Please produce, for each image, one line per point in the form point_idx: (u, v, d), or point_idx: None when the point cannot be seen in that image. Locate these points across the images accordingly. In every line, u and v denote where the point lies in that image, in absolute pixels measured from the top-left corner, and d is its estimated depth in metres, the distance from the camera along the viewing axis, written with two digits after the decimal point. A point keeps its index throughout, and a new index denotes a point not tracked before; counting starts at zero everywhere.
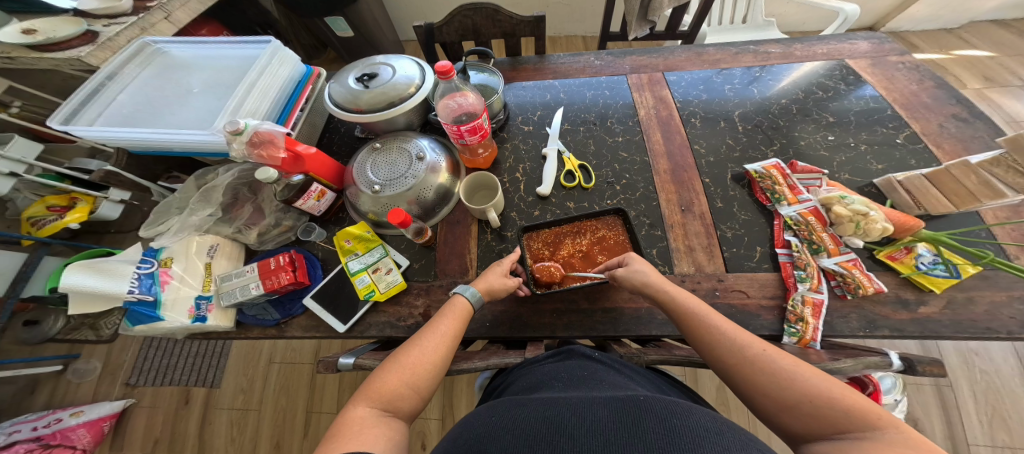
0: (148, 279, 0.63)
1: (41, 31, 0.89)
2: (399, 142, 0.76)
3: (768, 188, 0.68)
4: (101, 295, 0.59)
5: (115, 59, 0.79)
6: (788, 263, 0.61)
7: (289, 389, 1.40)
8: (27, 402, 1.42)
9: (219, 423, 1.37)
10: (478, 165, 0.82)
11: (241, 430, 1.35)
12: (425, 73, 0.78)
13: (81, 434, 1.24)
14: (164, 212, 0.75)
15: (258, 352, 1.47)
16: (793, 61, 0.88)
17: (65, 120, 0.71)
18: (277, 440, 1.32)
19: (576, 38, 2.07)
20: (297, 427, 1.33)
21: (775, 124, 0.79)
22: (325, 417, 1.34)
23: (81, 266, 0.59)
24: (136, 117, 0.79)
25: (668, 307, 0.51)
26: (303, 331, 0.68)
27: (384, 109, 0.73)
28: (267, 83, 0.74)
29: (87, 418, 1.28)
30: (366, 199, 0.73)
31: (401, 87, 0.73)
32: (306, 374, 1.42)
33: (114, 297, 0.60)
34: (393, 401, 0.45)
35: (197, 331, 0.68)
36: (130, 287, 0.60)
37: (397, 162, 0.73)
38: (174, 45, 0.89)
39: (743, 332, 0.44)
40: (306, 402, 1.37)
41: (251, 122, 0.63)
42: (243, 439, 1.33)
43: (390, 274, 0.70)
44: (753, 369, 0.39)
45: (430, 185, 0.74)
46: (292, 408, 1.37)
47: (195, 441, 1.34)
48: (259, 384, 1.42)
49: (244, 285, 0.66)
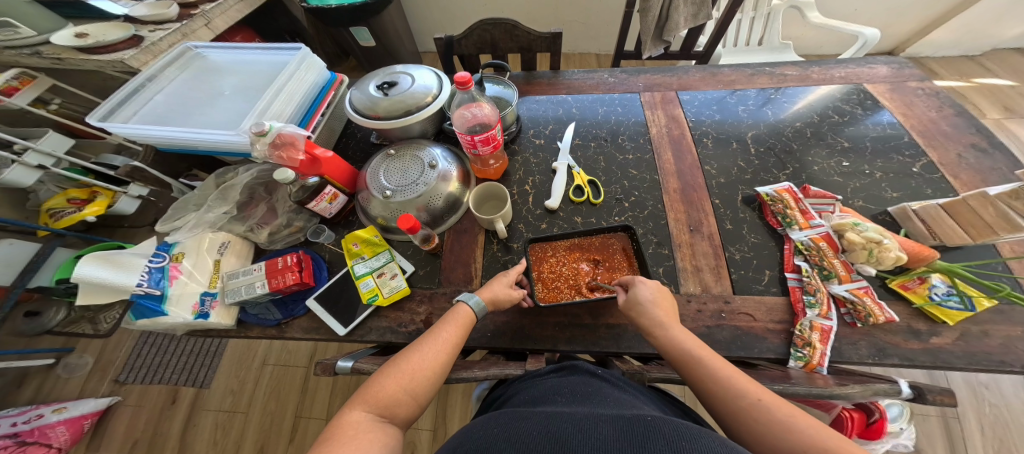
0: (158, 273, 0.63)
1: (92, 34, 0.92)
2: (413, 149, 0.77)
3: (780, 212, 0.67)
4: (109, 286, 0.59)
5: (156, 63, 0.83)
6: (797, 288, 0.61)
7: (278, 393, 1.37)
8: (13, 396, 1.40)
9: (203, 425, 1.34)
10: (488, 175, 0.82)
11: (226, 433, 1.32)
12: (442, 84, 0.79)
13: (59, 432, 1.20)
14: (181, 207, 0.76)
15: (253, 353, 1.45)
16: (809, 84, 0.89)
17: (103, 117, 0.74)
18: (261, 445, 1.28)
19: (589, 56, 2.12)
20: (284, 433, 1.30)
21: (788, 148, 0.79)
22: (313, 423, 1.31)
23: (94, 257, 0.60)
24: (165, 114, 0.81)
25: (665, 352, 0.48)
26: (303, 333, 0.68)
27: (400, 117, 0.74)
28: (293, 88, 0.76)
29: (69, 416, 1.25)
30: (377, 204, 0.73)
31: (418, 96, 0.75)
32: (299, 377, 1.40)
33: (121, 289, 0.60)
34: (390, 407, 0.44)
35: (197, 328, 0.67)
36: (138, 280, 0.60)
37: (410, 169, 0.74)
38: (212, 51, 0.93)
39: (744, 379, 0.40)
40: (295, 406, 1.35)
41: (275, 125, 0.65)
42: (227, 442, 1.30)
43: (395, 279, 0.70)
44: (760, 429, 0.35)
45: (440, 194, 0.74)
46: (281, 411, 1.34)
47: (176, 441, 1.31)
48: (250, 387, 1.39)
49: (250, 284, 0.66)
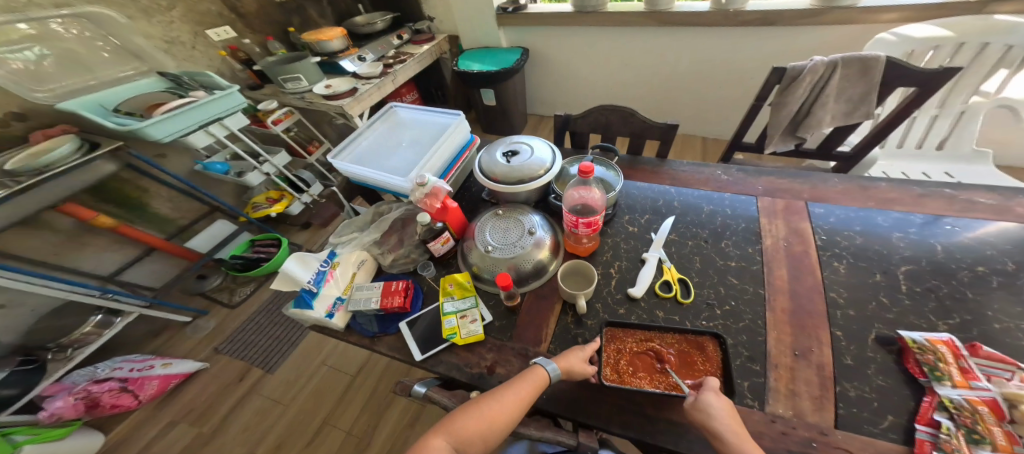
0: (321, 275, 0.80)
1: None
2: (518, 213, 0.88)
3: (928, 362, 0.58)
4: (294, 279, 0.76)
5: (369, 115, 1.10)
6: (929, 442, 0.52)
7: (318, 398, 1.49)
8: (145, 343, 1.73)
9: (248, 407, 1.50)
10: (577, 251, 0.88)
11: (261, 421, 1.46)
12: (554, 158, 0.91)
13: (150, 386, 1.50)
14: (347, 227, 0.95)
15: (319, 350, 1.63)
16: (1012, 217, 0.78)
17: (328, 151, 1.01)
18: (280, 442, 1.39)
19: (706, 139, 2.22)
20: (304, 436, 1.39)
21: (959, 294, 0.69)
22: (332, 435, 1.39)
23: (298, 255, 0.78)
24: (363, 155, 1.04)
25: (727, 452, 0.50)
26: (389, 350, 0.76)
27: (515, 183, 0.86)
28: (445, 148, 0.94)
29: (168, 373, 1.53)
30: (477, 254, 0.83)
31: (534, 168, 0.86)
32: (340, 386, 1.52)
33: (298, 282, 0.77)
34: (466, 446, 0.50)
35: (317, 324, 0.81)
36: (309, 277, 0.77)
37: (512, 230, 0.84)
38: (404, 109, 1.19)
39: None
40: (325, 413, 1.45)
41: (432, 179, 0.81)
42: (257, 430, 1.43)
43: (474, 323, 0.76)
44: None
45: (531, 259, 0.82)
46: (313, 413, 1.45)
47: (224, 416, 1.49)
48: (301, 382, 1.55)
49: (368, 298, 0.80)
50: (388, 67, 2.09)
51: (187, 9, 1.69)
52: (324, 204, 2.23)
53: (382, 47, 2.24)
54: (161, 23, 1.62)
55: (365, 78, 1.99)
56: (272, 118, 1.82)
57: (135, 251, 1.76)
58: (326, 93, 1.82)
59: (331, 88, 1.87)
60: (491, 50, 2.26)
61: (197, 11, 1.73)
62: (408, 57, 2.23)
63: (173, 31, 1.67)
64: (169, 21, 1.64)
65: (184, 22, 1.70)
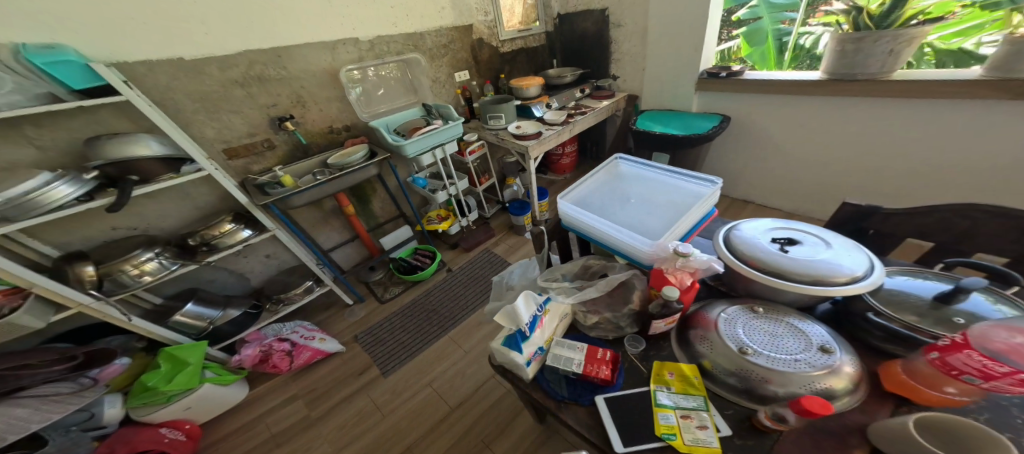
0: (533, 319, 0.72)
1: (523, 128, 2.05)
2: (790, 317, 0.64)
3: None
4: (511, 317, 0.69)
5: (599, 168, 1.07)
6: None
7: (418, 416, 1.49)
8: (317, 314, 2.05)
9: (354, 404, 1.57)
10: (923, 398, 0.52)
11: (363, 419, 1.51)
12: (873, 269, 0.64)
13: (303, 356, 1.72)
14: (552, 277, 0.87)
15: (430, 370, 1.66)
16: None
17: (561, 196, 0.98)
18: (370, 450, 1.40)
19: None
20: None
21: None
22: None
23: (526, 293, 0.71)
24: (597, 207, 0.95)
25: None
26: (577, 426, 0.62)
27: (800, 283, 0.63)
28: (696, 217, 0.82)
29: (318, 348, 1.74)
30: (722, 348, 0.62)
31: (833, 268, 0.62)
32: (438, 414, 1.49)
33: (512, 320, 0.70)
34: None
35: (506, 365, 0.73)
36: (525, 320, 0.69)
37: (785, 337, 0.60)
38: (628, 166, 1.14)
39: None
40: (415, 437, 1.42)
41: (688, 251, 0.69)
42: (357, 428, 1.48)
43: (705, 433, 0.56)
44: None
45: (820, 384, 0.54)
46: (405, 433, 1.44)
47: (337, 401, 1.59)
48: (405, 395, 1.57)
49: (569, 358, 0.70)
50: (572, 117, 2.21)
51: (449, 59, 2.17)
52: (476, 230, 2.38)
53: (568, 99, 2.41)
54: (434, 70, 2.12)
55: (552, 123, 2.14)
56: (468, 148, 2.09)
57: (347, 237, 2.23)
58: (520, 134, 2.02)
59: (524, 130, 2.07)
60: (681, 112, 2.17)
61: (453, 60, 2.20)
62: (590, 109, 2.32)
63: (439, 75, 2.16)
64: (437, 67, 2.13)
65: (446, 70, 2.19)
